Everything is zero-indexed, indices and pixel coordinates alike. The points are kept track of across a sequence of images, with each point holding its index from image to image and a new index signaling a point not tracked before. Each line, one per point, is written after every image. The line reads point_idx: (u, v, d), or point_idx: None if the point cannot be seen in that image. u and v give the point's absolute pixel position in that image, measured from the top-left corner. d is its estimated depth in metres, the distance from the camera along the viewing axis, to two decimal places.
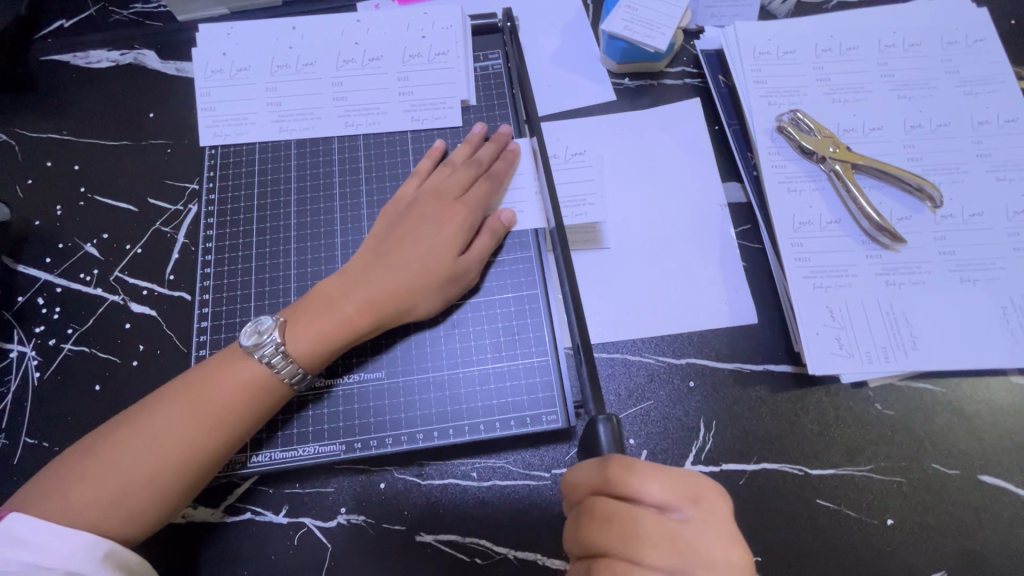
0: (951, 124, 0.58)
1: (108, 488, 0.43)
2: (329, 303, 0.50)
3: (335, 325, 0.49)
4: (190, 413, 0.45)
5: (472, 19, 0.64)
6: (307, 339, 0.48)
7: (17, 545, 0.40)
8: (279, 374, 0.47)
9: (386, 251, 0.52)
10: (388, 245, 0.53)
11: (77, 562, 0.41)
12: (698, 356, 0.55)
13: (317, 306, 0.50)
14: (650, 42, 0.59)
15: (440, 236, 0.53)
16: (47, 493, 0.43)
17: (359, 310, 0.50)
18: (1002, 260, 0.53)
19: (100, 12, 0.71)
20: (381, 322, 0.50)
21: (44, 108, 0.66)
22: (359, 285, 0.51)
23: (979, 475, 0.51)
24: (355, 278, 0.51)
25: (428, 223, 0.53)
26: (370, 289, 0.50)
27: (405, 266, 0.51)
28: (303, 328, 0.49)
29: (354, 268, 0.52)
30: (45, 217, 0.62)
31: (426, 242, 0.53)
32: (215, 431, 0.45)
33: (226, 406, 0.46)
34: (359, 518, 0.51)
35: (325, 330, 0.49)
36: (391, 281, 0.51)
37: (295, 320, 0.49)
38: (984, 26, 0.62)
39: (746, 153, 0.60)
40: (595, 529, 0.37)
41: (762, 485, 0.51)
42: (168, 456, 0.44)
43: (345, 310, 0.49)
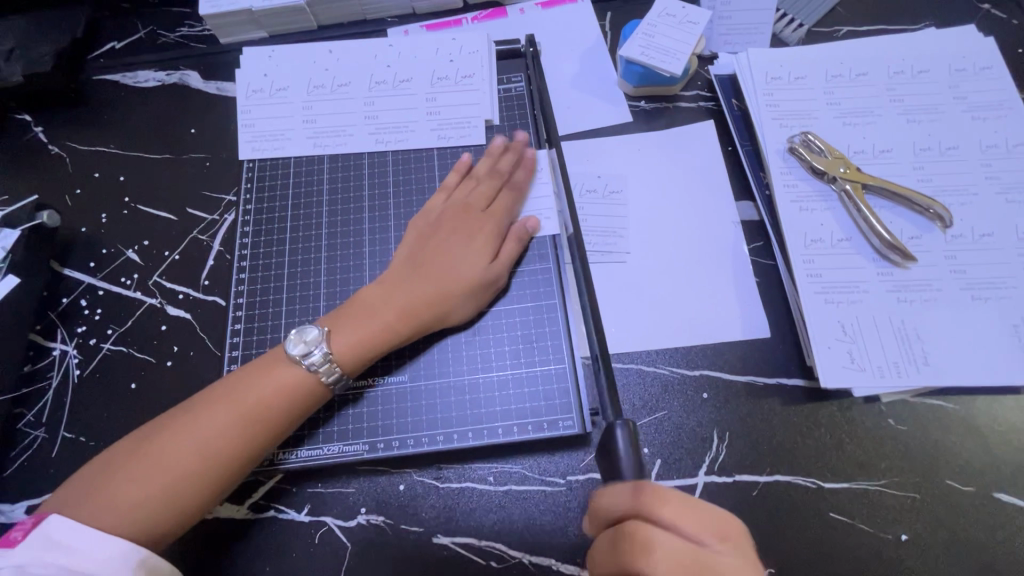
0: (960, 147, 0.60)
1: (150, 487, 0.44)
2: (370, 311, 0.52)
3: (377, 332, 0.51)
4: (231, 413, 0.47)
5: (497, 45, 0.68)
6: (350, 345, 0.50)
7: (56, 548, 0.41)
8: (324, 378, 0.50)
9: (420, 261, 0.55)
10: (422, 256, 0.55)
11: (108, 569, 0.41)
12: (711, 368, 0.56)
13: (359, 314, 0.52)
14: (666, 66, 0.62)
15: (472, 245, 0.56)
16: (97, 488, 0.44)
17: (401, 317, 0.52)
18: (1013, 279, 0.54)
19: (150, 35, 0.76)
20: (421, 328, 0.53)
21: (95, 123, 0.71)
22: (397, 294, 0.53)
23: (994, 492, 0.51)
24: (395, 286, 0.54)
25: (460, 234, 0.56)
26: (409, 297, 0.53)
27: (442, 275, 0.54)
28: (342, 335, 0.51)
29: (391, 277, 0.55)
30: (90, 224, 0.66)
31: (460, 252, 0.55)
32: (255, 428, 0.47)
33: (267, 405, 0.48)
34: (379, 518, 0.52)
35: (366, 334, 0.51)
36: (428, 289, 0.53)
37: (337, 327, 0.52)
38: (992, 54, 0.64)
39: (759, 173, 0.62)
40: (630, 558, 0.38)
41: (776, 497, 0.51)
42: (211, 454, 0.46)
43: (386, 315, 0.52)
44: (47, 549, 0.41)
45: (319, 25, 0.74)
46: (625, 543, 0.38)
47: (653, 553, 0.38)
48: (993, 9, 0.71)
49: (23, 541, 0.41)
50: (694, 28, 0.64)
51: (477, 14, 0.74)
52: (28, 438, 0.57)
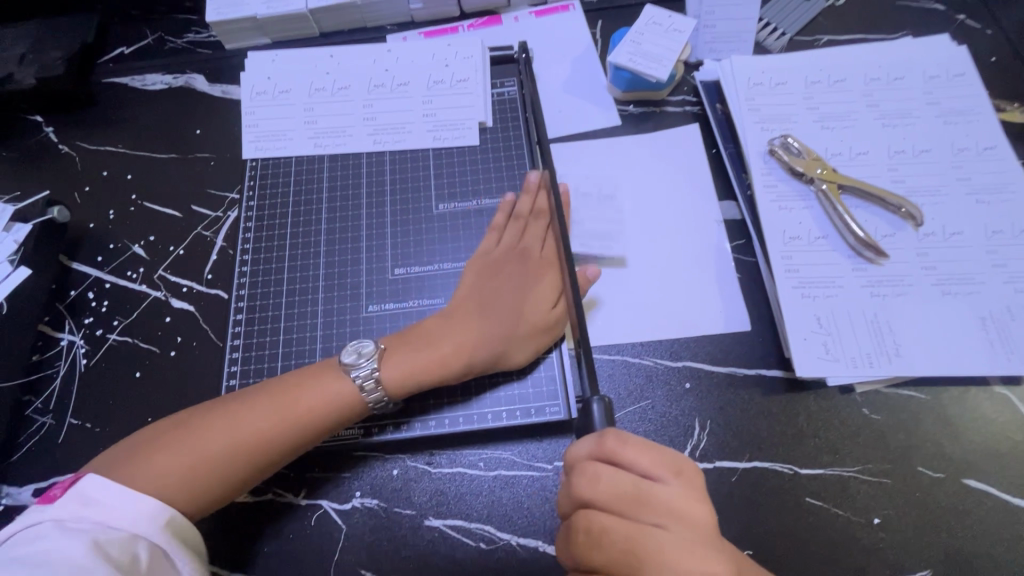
0: (932, 150, 0.63)
1: (190, 464, 0.47)
2: (432, 343, 0.54)
3: (435, 364, 0.53)
4: (279, 410, 0.50)
5: (491, 52, 0.71)
6: (407, 376, 0.53)
7: (90, 504, 0.44)
8: (365, 396, 0.52)
9: (483, 297, 0.57)
10: (484, 290, 0.57)
11: (138, 527, 0.44)
12: (694, 359, 0.58)
13: (417, 343, 0.54)
14: (652, 72, 0.65)
15: (533, 287, 0.56)
16: (131, 458, 0.48)
17: (455, 353, 0.53)
18: (981, 275, 0.57)
19: (157, 41, 0.79)
20: (478, 368, 0.54)
21: (104, 124, 0.74)
22: (460, 330, 0.54)
23: (964, 479, 0.53)
24: (454, 319, 0.55)
25: (524, 275, 0.57)
26: (471, 334, 0.54)
27: (503, 313, 0.55)
28: (395, 362, 0.53)
29: (453, 308, 0.56)
30: (98, 220, 0.68)
31: (521, 295, 0.56)
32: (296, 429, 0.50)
33: (314, 409, 0.51)
34: (373, 502, 0.54)
35: (419, 363, 0.53)
36: (490, 327, 0.55)
37: (391, 352, 0.54)
38: (964, 62, 0.67)
39: (741, 174, 0.65)
40: (582, 492, 0.42)
41: (754, 483, 0.53)
42: (251, 445, 0.49)
43: (441, 348, 0.54)
44: (82, 505, 0.44)
45: (321, 32, 0.77)
46: (577, 478, 0.42)
47: (601, 488, 0.41)
48: (967, 19, 0.74)
49: (63, 497, 0.44)
50: (679, 36, 0.67)
51: (472, 23, 0.77)
52: (36, 424, 0.59)
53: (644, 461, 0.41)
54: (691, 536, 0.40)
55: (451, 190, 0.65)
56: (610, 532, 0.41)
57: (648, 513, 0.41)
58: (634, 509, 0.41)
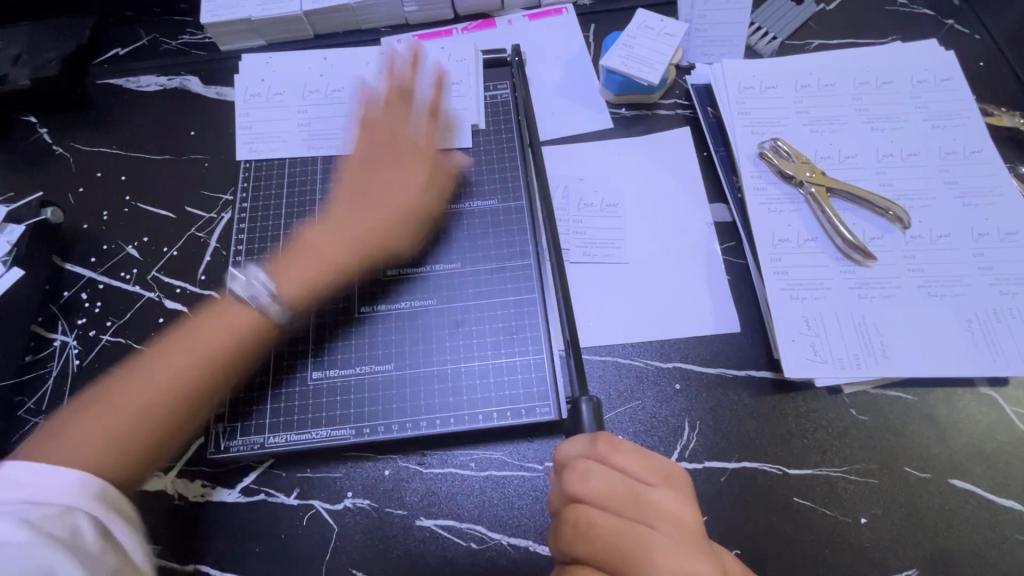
0: (920, 154, 0.63)
1: (111, 433, 0.46)
2: (316, 249, 0.59)
3: (323, 267, 0.58)
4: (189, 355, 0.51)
5: (484, 54, 0.71)
6: (297, 281, 0.57)
7: (9, 486, 0.39)
8: (273, 314, 0.55)
9: (360, 194, 0.61)
10: (362, 189, 0.62)
11: (74, 499, 0.39)
12: (684, 360, 0.59)
13: (304, 254, 0.59)
14: (644, 76, 0.66)
15: (403, 173, 0.63)
16: (50, 440, 0.45)
17: (339, 258, 0.59)
18: (968, 278, 0.57)
19: (152, 42, 0.79)
20: (364, 260, 0.60)
21: (98, 125, 0.74)
22: (342, 231, 0.60)
23: (949, 479, 0.53)
24: (334, 228, 0.60)
25: (393, 164, 0.63)
26: (357, 233, 0.60)
27: (380, 201, 0.61)
28: (291, 274, 0.58)
29: (334, 218, 0.61)
30: (92, 221, 0.69)
31: (403, 181, 0.62)
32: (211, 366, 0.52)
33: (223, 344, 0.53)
34: (365, 502, 0.54)
35: (314, 273, 0.58)
36: (366, 224, 0.60)
37: (284, 270, 0.58)
38: (952, 66, 0.68)
39: (732, 177, 0.66)
40: (572, 490, 0.42)
41: (742, 483, 0.54)
42: (166, 395, 0.49)
43: (327, 255, 0.59)
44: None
45: (315, 35, 0.78)
46: (569, 476, 0.43)
47: (592, 488, 0.42)
48: (956, 25, 0.75)
49: None
50: (671, 40, 0.67)
51: (467, 25, 0.78)
52: (29, 425, 0.59)
53: (634, 465, 0.43)
54: (678, 538, 0.41)
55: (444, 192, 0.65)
56: (598, 528, 0.41)
57: (637, 514, 0.42)
58: (624, 508, 0.42)
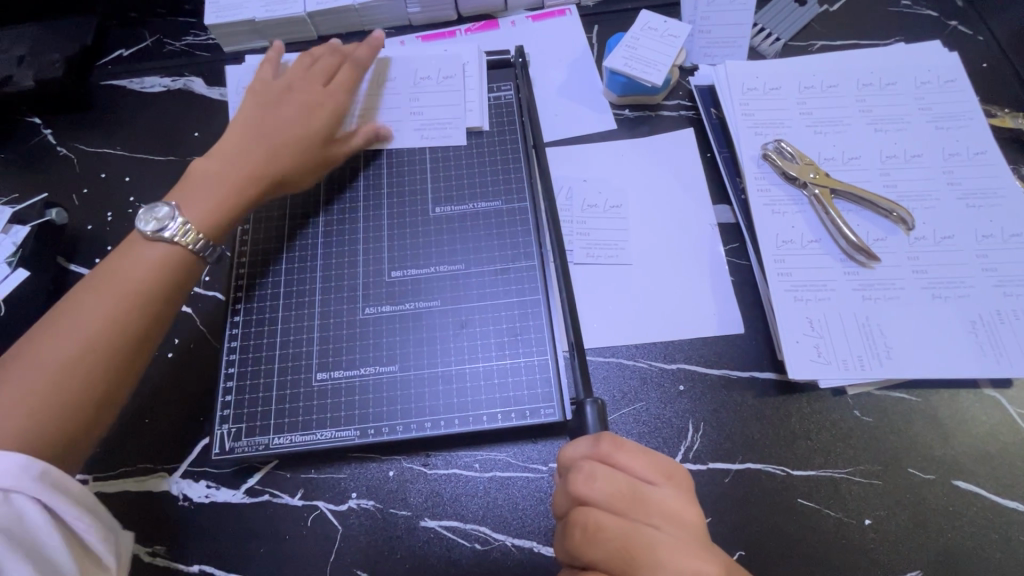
0: (923, 155, 0.63)
1: (31, 402, 0.43)
2: (212, 173, 0.57)
3: (222, 186, 0.56)
4: (100, 303, 0.48)
5: (487, 55, 0.71)
6: (202, 202, 0.55)
7: None
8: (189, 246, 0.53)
9: (255, 123, 0.60)
10: (259, 120, 0.60)
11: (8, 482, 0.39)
12: (687, 361, 0.59)
13: (204, 181, 0.56)
14: (648, 77, 0.66)
15: (304, 108, 0.62)
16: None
17: (246, 181, 0.57)
18: (972, 279, 0.57)
19: (156, 43, 0.79)
20: (260, 181, 0.58)
21: (103, 126, 0.74)
22: (238, 154, 0.58)
23: (953, 480, 0.53)
24: (225, 156, 0.58)
25: (301, 100, 0.62)
26: (210, 167, 0.57)
27: (282, 132, 0.60)
28: (197, 202, 0.55)
29: (224, 148, 0.59)
30: (97, 222, 0.69)
31: (302, 112, 0.61)
32: (127, 308, 0.49)
33: (139, 282, 0.50)
34: (369, 503, 0.55)
35: (217, 198, 0.55)
36: (262, 148, 0.59)
37: (185, 201, 0.55)
38: (955, 68, 0.68)
39: (736, 178, 0.66)
40: (577, 490, 0.42)
41: (746, 484, 0.54)
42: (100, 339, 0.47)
43: (235, 179, 0.57)
44: None
45: (319, 36, 0.78)
46: (574, 475, 0.43)
47: (597, 487, 0.42)
48: (960, 26, 0.75)
49: None
50: (674, 41, 0.67)
51: (470, 26, 0.78)
52: None
53: (639, 465, 0.43)
54: (683, 538, 0.40)
55: (448, 193, 0.65)
56: (605, 529, 0.41)
57: (642, 514, 0.41)
58: (630, 508, 0.41)
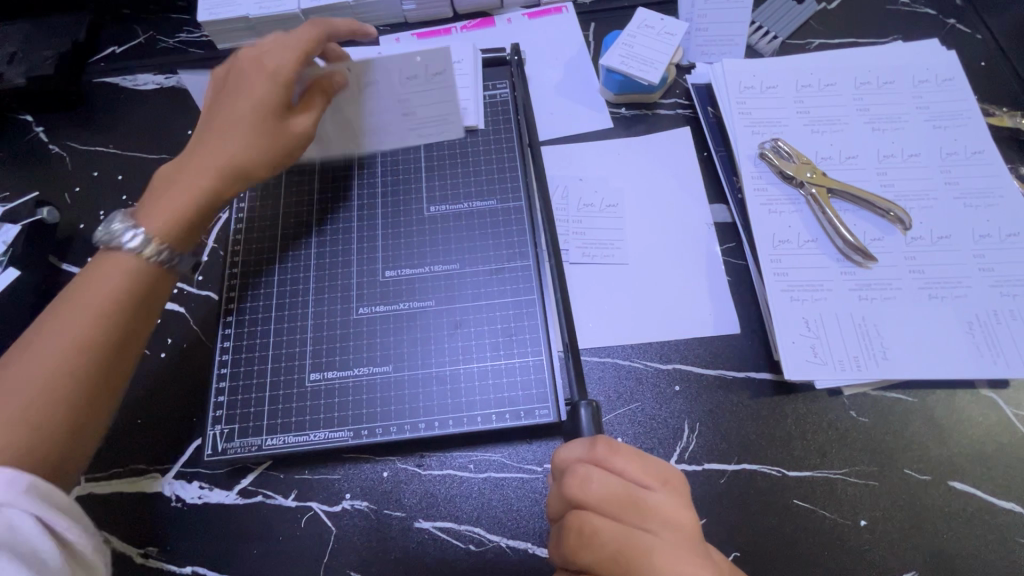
0: (921, 154, 0.63)
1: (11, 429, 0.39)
2: (169, 178, 0.51)
3: (177, 192, 0.50)
4: (64, 322, 0.44)
5: (483, 53, 0.71)
6: (156, 211, 0.49)
7: None
8: (148, 255, 0.47)
9: (210, 116, 0.53)
10: (214, 111, 0.53)
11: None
12: (683, 362, 0.58)
13: (165, 188, 0.51)
14: (645, 76, 0.65)
15: (261, 86, 0.52)
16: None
17: (202, 182, 0.50)
18: (969, 279, 0.57)
19: (149, 41, 0.79)
20: (221, 180, 0.51)
21: (95, 124, 0.74)
22: (194, 153, 0.52)
23: (949, 481, 0.53)
24: (188, 157, 0.52)
25: (261, 75, 0.52)
26: (172, 173, 0.51)
27: (240, 119, 0.52)
28: (152, 208, 0.49)
29: (191, 146, 0.52)
30: (89, 221, 0.68)
31: (252, 88, 0.52)
32: (95, 322, 0.44)
33: (108, 294, 0.46)
34: (363, 504, 0.54)
35: (171, 206, 0.50)
36: (217, 143, 0.52)
37: (144, 208, 0.50)
38: (953, 66, 0.67)
39: (733, 177, 0.65)
40: (572, 494, 0.42)
41: (742, 484, 0.54)
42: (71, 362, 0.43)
43: (191, 182, 0.50)
44: None
45: None
46: (569, 479, 0.42)
47: (592, 491, 0.41)
48: (958, 24, 0.75)
49: None
50: (671, 39, 0.67)
51: (465, 24, 0.77)
52: None
53: (634, 468, 0.43)
54: (678, 542, 0.40)
55: (443, 192, 0.65)
56: (600, 534, 0.40)
57: (637, 518, 0.41)
58: (625, 512, 0.41)
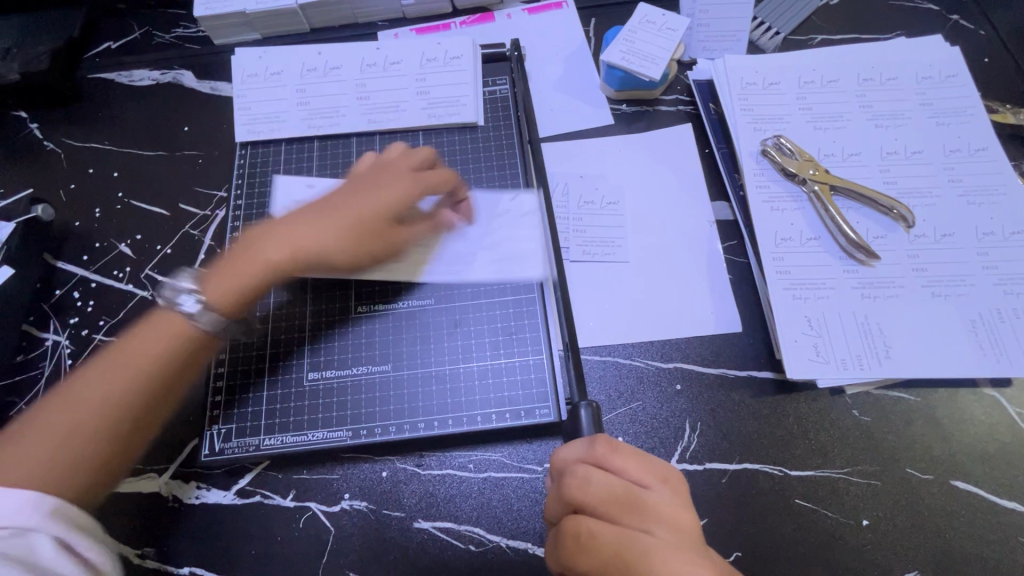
0: (924, 151, 0.63)
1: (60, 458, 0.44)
2: (261, 237, 0.56)
3: (253, 259, 0.55)
4: (104, 378, 0.48)
5: (482, 49, 0.70)
6: (230, 270, 0.54)
7: None
8: (200, 322, 0.51)
9: (324, 206, 0.58)
10: (329, 203, 0.58)
11: (27, 518, 0.40)
12: (685, 361, 0.58)
13: (250, 250, 0.55)
14: (646, 72, 0.65)
15: (373, 200, 0.57)
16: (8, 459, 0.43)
17: (277, 259, 0.55)
18: (972, 277, 0.57)
19: (145, 36, 0.78)
20: (292, 263, 0.55)
21: (90, 120, 0.73)
22: (291, 230, 0.56)
23: (952, 480, 0.53)
24: (282, 228, 0.56)
25: (377, 189, 0.58)
26: (263, 238, 0.56)
27: (342, 218, 0.56)
28: (228, 270, 0.54)
29: (290, 219, 0.57)
30: (85, 219, 0.67)
31: (367, 201, 0.57)
32: (152, 376, 0.49)
33: (145, 358, 0.49)
34: (362, 504, 0.54)
35: (244, 271, 0.54)
36: (309, 235, 0.56)
37: (226, 264, 0.55)
38: (957, 62, 0.67)
39: (735, 174, 0.65)
40: (571, 495, 0.42)
41: (743, 484, 0.53)
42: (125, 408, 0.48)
43: (269, 256, 0.55)
44: None
45: (311, 28, 0.76)
46: (568, 480, 0.42)
47: (590, 491, 0.41)
48: (961, 20, 0.74)
49: None
50: (672, 35, 0.66)
51: (465, 19, 0.76)
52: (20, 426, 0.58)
53: (633, 468, 0.42)
54: (677, 541, 0.40)
55: None
56: (598, 536, 0.40)
57: (635, 518, 0.41)
58: (623, 513, 0.41)
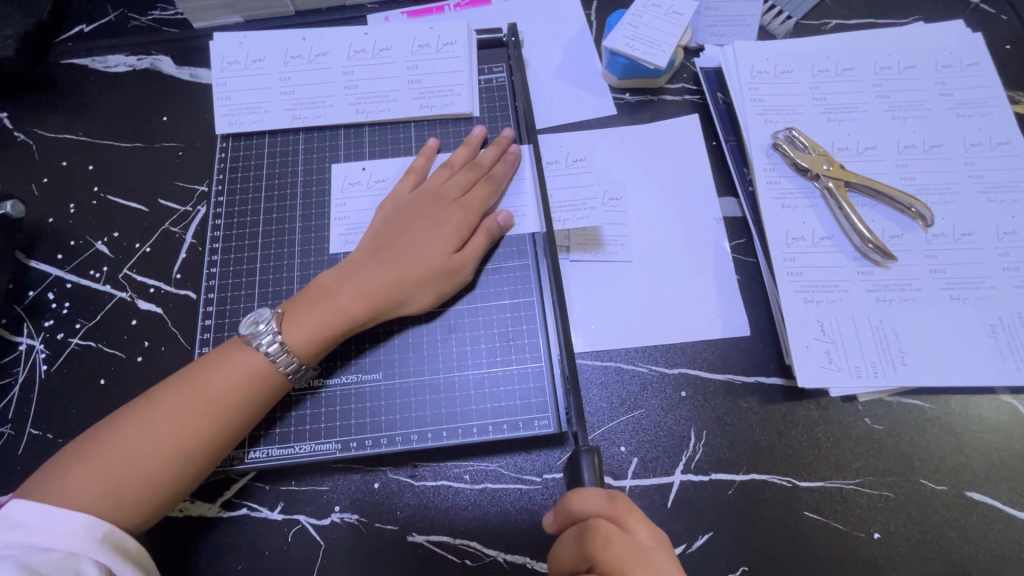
0: (944, 145, 0.59)
1: (101, 487, 0.43)
2: (328, 292, 0.51)
3: (333, 313, 0.50)
4: (177, 412, 0.45)
5: (478, 34, 0.66)
6: (307, 328, 0.49)
7: (16, 528, 0.40)
8: (277, 364, 0.49)
9: (383, 247, 0.54)
10: (387, 244, 0.54)
11: (74, 543, 0.41)
12: (689, 366, 0.56)
13: (317, 298, 0.51)
14: (651, 59, 0.61)
15: (435, 234, 0.54)
16: (58, 479, 0.43)
17: (354, 305, 0.51)
18: (992, 279, 0.54)
19: (120, 18, 0.73)
20: (372, 311, 0.51)
21: (63, 110, 0.69)
22: (359, 279, 0.52)
23: (967, 492, 0.51)
24: (348, 272, 0.52)
25: (434, 221, 0.55)
26: (329, 284, 0.52)
27: (407, 258, 0.53)
28: (299, 319, 0.50)
29: (351, 262, 0.53)
30: (59, 215, 0.64)
31: (431, 237, 0.54)
32: (207, 421, 0.46)
33: (219, 397, 0.47)
34: (353, 517, 0.51)
35: (319, 320, 0.50)
36: (385, 279, 0.52)
37: (291, 314, 0.50)
38: (979, 49, 0.63)
39: (743, 169, 0.62)
40: (590, 552, 0.40)
41: (750, 495, 0.51)
42: (174, 448, 0.45)
43: (341, 302, 0.51)
44: (6, 529, 0.40)
45: (296, 11, 0.72)
46: (587, 537, 0.40)
47: (608, 552, 0.39)
48: (981, 4, 0.70)
49: None
50: (679, 19, 0.62)
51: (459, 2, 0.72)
52: None
53: (646, 533, 0.41)
54: None
55: None
56: None
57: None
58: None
